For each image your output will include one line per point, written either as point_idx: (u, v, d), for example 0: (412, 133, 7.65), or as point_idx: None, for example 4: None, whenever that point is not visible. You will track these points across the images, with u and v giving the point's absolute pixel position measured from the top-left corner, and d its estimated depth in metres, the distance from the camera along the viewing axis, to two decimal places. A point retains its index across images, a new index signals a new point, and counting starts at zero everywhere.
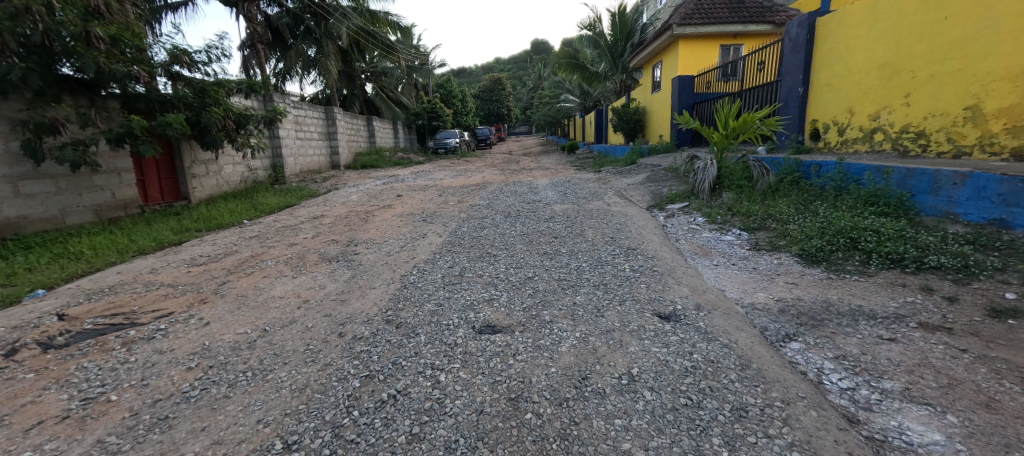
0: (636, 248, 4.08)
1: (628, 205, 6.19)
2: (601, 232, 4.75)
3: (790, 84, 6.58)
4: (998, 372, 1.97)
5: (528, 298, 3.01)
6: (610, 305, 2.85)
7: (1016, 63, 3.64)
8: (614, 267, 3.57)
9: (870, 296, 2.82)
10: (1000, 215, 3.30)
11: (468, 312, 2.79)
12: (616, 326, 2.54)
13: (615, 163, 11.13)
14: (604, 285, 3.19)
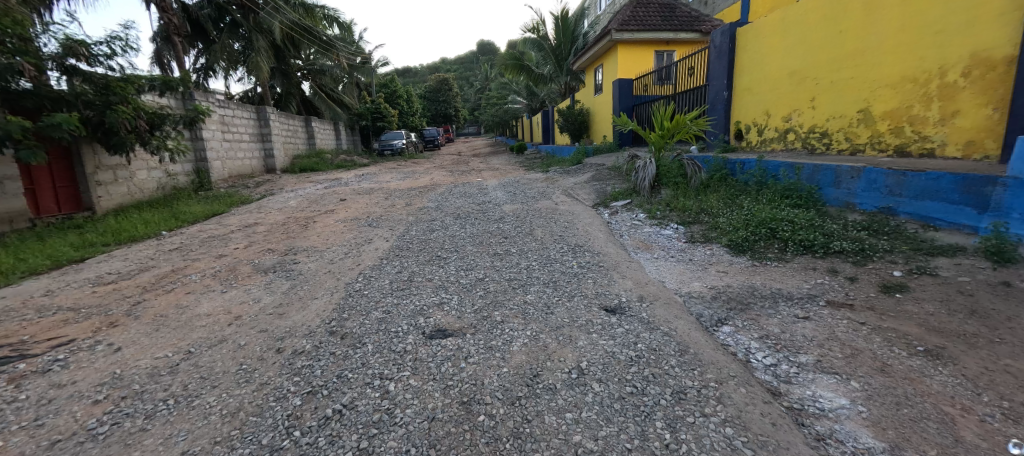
0: (584, 244, 4.21)
1: (575, 203, 6.37)
2: (549, 230, 4.85)
3: (716, 88, 7.10)
4: (890, 341, 2.26)
5: (479, 300, 3.01)
6: (559, 301, 2.92)
7: (897, 71, 4.18)
8: (563, 265, 3.66)
9: (788, 280, 3.12)
10: (888, 204, 3.80)
11: (417, 318, 2.74)
12: (565, 322, 2.61)
13: (561, 162, 11.40)
14: (553, 283, 3.27)
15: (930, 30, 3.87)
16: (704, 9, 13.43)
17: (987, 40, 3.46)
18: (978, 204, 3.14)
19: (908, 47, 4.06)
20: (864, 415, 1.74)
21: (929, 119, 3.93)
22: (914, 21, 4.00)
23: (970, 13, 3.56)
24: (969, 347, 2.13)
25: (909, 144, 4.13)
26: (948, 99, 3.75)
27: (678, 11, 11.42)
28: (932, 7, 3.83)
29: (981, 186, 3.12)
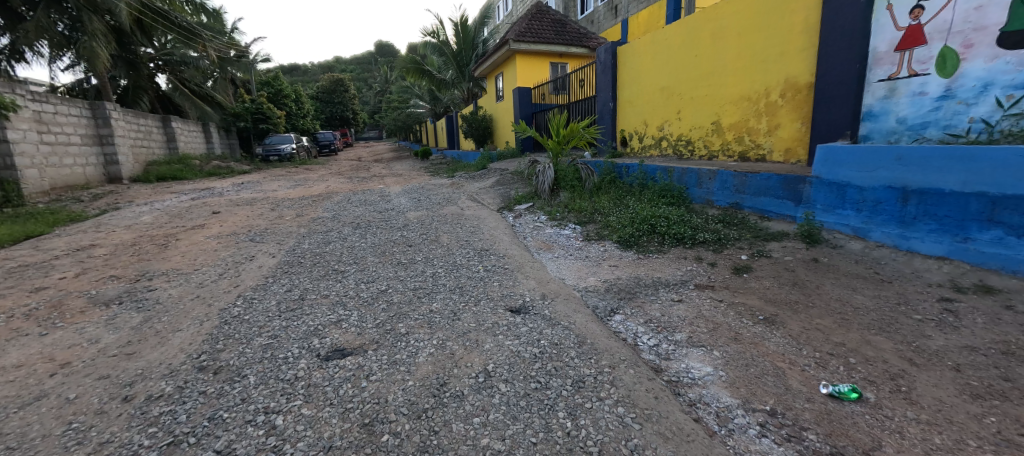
0: (489, 248, 4.28)
1: (480, 208, 6.45)
2: (455, 236, 4.83)
3: (603, 99, 7.75)
4: (742, 314, 2.68)
5: (382, 313, 2.87)
6: (465, 307, 2.92)
7: (737, 91, 5.02)
8: (469, 270, 3.67)
9: (666, 268, 3.52)
10: (736, 200, 4.53)
11: (310, 340, 2.51)
12: (472, 327, 2.63)
13: (466, 168, 11.43)
14: (459, 289, 3.25)
15: (759, 57, 4.72)
16: (591, 26, 14.59)
17: (796, 68, 4.33)
18: (796, 199, 3.92)
19: (745, 71, 4.90)
20: (724, 379, 2.04)
21: (761, 130, 4.78)
22: (747, 49, 4.84)
23: (783, 46, 4.44)
24: (796, 313, 2.63)
25: (748, 151, 4.96)
26: (773, 115, 4.61)
27: (569, 27, 12.23)
28: (759, 40, 4.70)
29: (798, 184, 3.91)
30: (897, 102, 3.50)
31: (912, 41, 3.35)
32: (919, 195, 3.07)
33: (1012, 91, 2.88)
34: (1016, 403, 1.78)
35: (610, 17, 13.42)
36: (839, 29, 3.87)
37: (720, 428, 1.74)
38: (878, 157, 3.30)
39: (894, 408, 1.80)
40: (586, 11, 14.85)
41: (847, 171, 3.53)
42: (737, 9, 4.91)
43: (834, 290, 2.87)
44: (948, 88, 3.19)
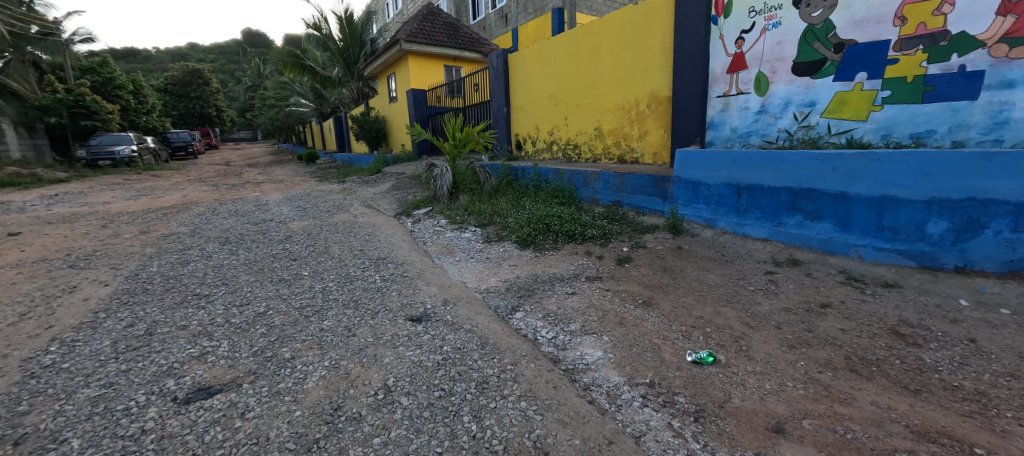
0: (386, 256, 4.13)
1: (375, 214, 6.17)
2: (347, 246, 4.55)
3: (497, 104, 7.96)
4: (625, 300, 3.02)
5: (262, 339, 2.59)
6: (362, 321, 2.78)
7: (614, 101, 5.58)
8: (364, 281, 3.50)
9: (561, 264, 3.78)
10: (617, 198, 5.04)
11: (163, 383, 2.15)
12: (369, 342, 2.51)
13: (359, 172, 10.80)
14: (354, 303, 3.08)
15: (630, 71, 5.31)
16: (483, 33, 14.88)
17: (658, 82, 4.97)
18: (663, 196, 4.53)
19: (619, 83, 5.47)
20: (612, 361, 2.28)
21: (634, 136, 5.39)
22: (620, 64, 5.42)
23: (647, 64, 5.06)
24: (666, 295, 3.04)
25: (625, 154, 5.55)
26: (643, 123, 5.23)
27: (461, 31, 12.29)
28: (629, 57, 5.29)
29: (664, 183, 4.50)
30: (730, 114, 4.28)
31: (737, 66, 4.17)
32: (748, 190, 3.84)
33: (802, 108, 3.72)
34: (817, 348, 2.31)
35: (500, 25, 13.84)
36: (688, 51, 4.56)
37: (610, 406, 1.93)
38: (720, 159, 4.02)
39: (739, 365, 2.20)
40: (477, 17, 15.09)
41: (698, 171, 4.20)
42: (610, 27, 5.47)
43: (694, 272, 3.38)
44: (763, 104, 4.00)
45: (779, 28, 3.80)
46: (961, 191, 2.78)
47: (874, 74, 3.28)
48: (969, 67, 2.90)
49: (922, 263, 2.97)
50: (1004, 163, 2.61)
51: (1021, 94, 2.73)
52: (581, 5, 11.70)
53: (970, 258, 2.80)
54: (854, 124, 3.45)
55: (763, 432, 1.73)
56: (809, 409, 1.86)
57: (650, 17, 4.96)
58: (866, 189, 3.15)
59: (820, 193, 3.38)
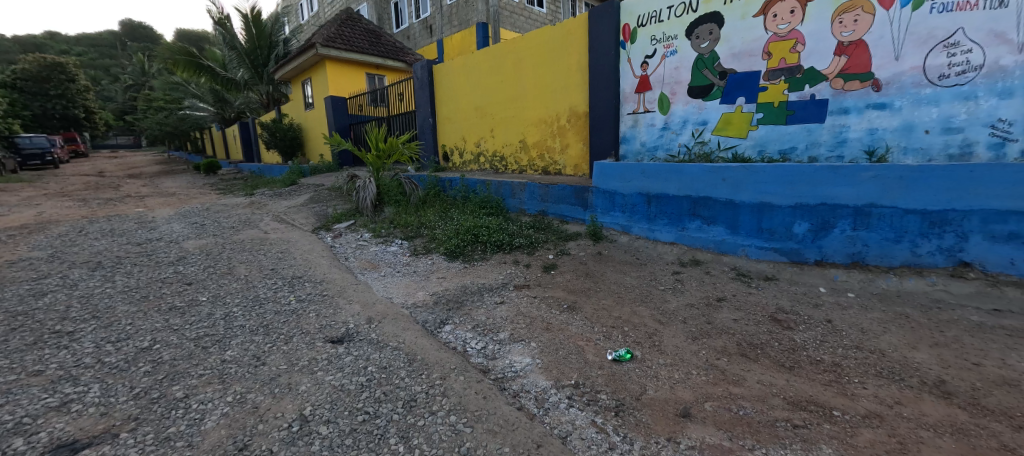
0: (302, 275, 3.87)
1: (289, 230, 5.75)
2: (255, 265, 4.19)
3: (422, 115, 7.86)
4: (551, 305, 3.15)
5: (145, 379, 2.29)
6: (273, 348, 2.59)
7: (537, 115, 5.82)
8: (276, 303, 3.25)
9: (489, 274, 3.84)
10: (542, 208, 5.24)
11: (11, 441, 1.80)
12: (282, 370, 2.35)
13: (270, 184, 9.98)
14: (264, 328, 2.85)
15: (550, 88, 5.59)
16: (407, 42, 14.64)
17: (576, 99, 5.29)
18: (584, 205, 4.81)
19: (541, 98, 5.73)
20: (539, 366, 2.36)
21: (556, 149, 5.66)
22: (541, 80, 5.68)
23: (566, 81, 5.36)
24: (588, 299, 3.22)
25: (549, 166, 5.79)
26: (564, 137, 5.52)
27: (383, 39, 11.98)
28: (549, 74, 5.56)
29: (585, 193, 4.79)
30: (640, 130, 4.69)
31: (644, 87, 4.61)
32: (656, 199, 4.22)
33: (697, 126, 4.23)
34: (716, 338, 2.61)
35: (425, 35, 13.75)
36: (601, 71, 4.93)
37: (538, 410, 2.00)
38: (631, 171, 4.38)
39: (652, 359, 2.41)
40: (400, 26, 14.84)
41: (614, 182, 4.53)
42: (531, 45, 5.73)
43: (613, 276, 3.64)
44: (666, 121, 4.46)
45: (676, 55, 4.30)
46: (817, 197, 3.38)
47: (751, 99, 3.87)
48: (817, 96, 3.56)
49: (792, 259, 3.52)
50: (845, 174, 3.25)
51: (853, 119, 3.43)
52: (505, 21, 12.06)
53: (825, 253, 3.39)
54: (737, 141, 4.00)
55: (673, 418, 1.91)
56: (710, 393, 2.09)
57: (567, 38, 5.28)
58: (749, 197, 3.66)
59: (714, 201, 3.84)
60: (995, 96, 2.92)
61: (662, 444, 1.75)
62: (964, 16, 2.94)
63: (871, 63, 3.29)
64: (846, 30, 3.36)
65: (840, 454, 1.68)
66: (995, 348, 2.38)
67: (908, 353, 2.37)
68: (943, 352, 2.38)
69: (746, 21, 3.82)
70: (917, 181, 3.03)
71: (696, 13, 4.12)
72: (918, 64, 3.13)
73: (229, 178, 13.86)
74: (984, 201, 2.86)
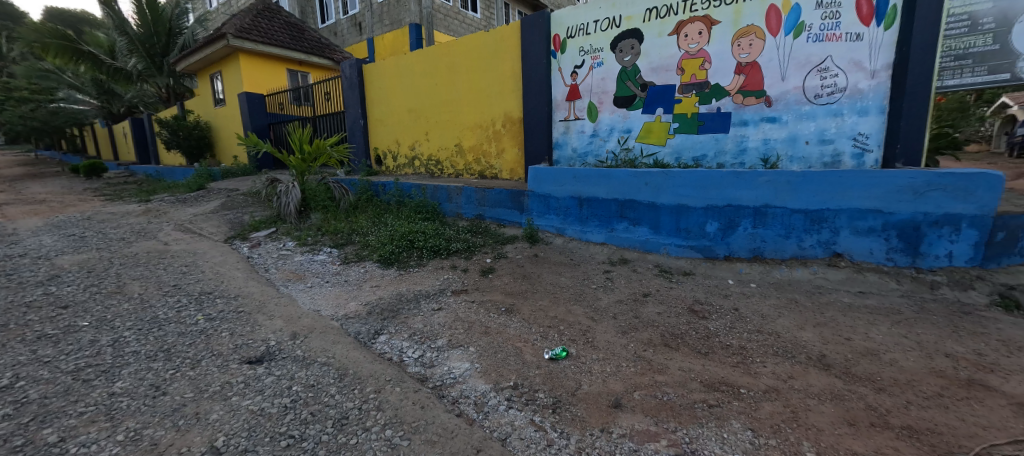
0: (212, 291, 3.51)
1: (196, 240, 5.15)
2: (154, 283, 3.73)
3: (351, 116, 7.50)
4: (489, 309, 3.18)
5: (6, 424, 1.91)
6: (177, 374, 2.32)
7: (472, 119, 5.85)
8: (180, 324, 2.92)
9: (426, 280, 3.78)
10: (479, 212, 5.27)
11: None
12: (189, 398, 2.10)
13: (173, 188, 8.94)
14: (164, 353, 2.55)
15: (485, 92, 5.64)
16: (333, 38, 13.93)
17: (511, 104, 5.39)
18: (520, 208, 4.92)
19: (476, 102, 5.76)
20: (478, 370, 2.37)
21: (492, 153, 5.72)
22: (476, 85, 5.71)
23: (500, 87, 5.46)
24: (525, 301, 3.30)
25: (485, 170, 5.84)
26: (499, 141, 5.60)
27: (307, 35, 11.27)
28: (483, 79, 5.62)
29: (520, 197, 4.89)
30: (571, 136, 4.91)
31: (574, 95, 4.83)
32: (588, 201, 4.43)
33: (623, 134, 4.52)
34: (643, 331, 2.81)
35: (353, 32, 13.19)
36: (534, 78, 5.07)
37: (478, 414, 2.00)
38: (564, 175, 4.56)
39: (586, 355, 2.54)
40: (325, 21, 14.08)
41: (548, 186, 4.69)
42: (465, 50, 5.74)
43: (548, 277, 3.76)
44: (595, 129, 4.71)
45: (602, 67, 4.56)
46: (724, 199, 3.77)
47: (668, 110, 4.22)
48: (723, 109, 3.98)
49: (705, 255, 3.89)
50: (746, 178, 3.68)
51: (751, 130, 3.89)
52: (438, 23, 11.95)
53: (732, 249, 3.81)
54: (657, 148, 4.34)
55: (606, 409, 2.03)
56: (638, 383, 2.24)
57: (500, 44, 5.36)
58: (669, 199, 3.98)
59: (639, 203, 4.12)
60: (855, 113, 3.55)
61: (597, 435, 1.86)
62: (832, 46, 3.52)
63: (764, 82, 3.78)
64: (744, 52, 3.81)
65: (747, 427, 1.90)
66: (862, 325, 2.83)
67: (798, 334, 2.74)
68: (824, 330, 2.78)
69: (662, 38, 4.16)
70: (801, 185, 3.53)
71: (619, 28, 4.41)
72: (799, 84, 3.66)
73: (118, 182, 12.17)
74: (850, 201, 3.42)
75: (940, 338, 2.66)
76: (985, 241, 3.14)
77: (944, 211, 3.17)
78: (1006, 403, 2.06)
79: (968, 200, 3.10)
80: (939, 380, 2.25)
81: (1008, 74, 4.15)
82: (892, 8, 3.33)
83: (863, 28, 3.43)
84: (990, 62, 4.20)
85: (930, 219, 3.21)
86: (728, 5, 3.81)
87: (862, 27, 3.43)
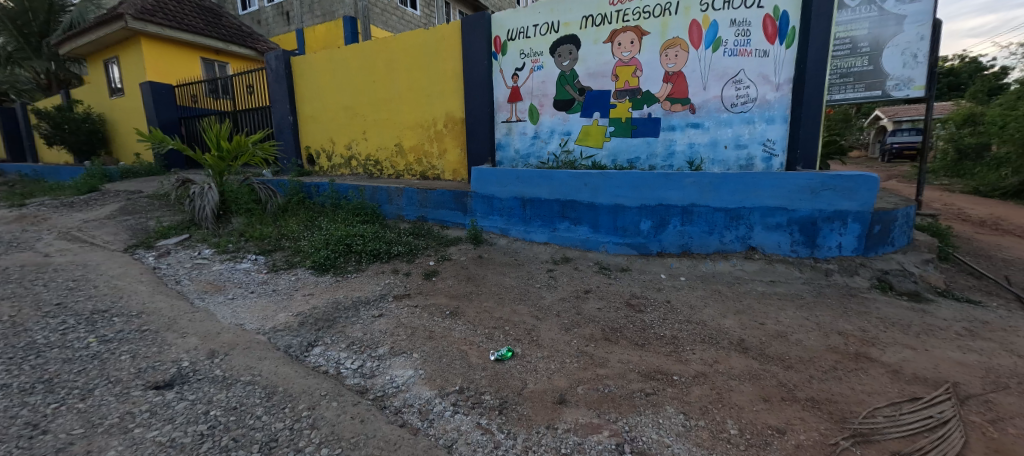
0: (108, 309, 2.91)
1: (87, 250, 4.33)
2: (29, 300, 3.02)
3: (278, 112, 6.99)
4: (433, 313, 3.13)
5: None
6: (58, 408, 1.87)
7: (412, 118, 5.72)
8: (64, 351, 2.36)
9: (365, 286, 3.63)
10: (421, 214, 5.18)
11: None
12: (75, 435, 1.70)
13: (58, 188, 7.75)
14: (43, 385, 2.04)
15: (426, 92, 5.54)
16: (258, 28, 12.93)
17: (453, 104, 5.34)
18: (463, 209, 4.89)
19: (416, 102, 5.64)
20: (422, 376, 2.32)
21: (434, 153, 5.64)
22: (416, 83, 5.59)
23: (440, 87, 5.39)
24: (470, 303, 3.29)
25: (427, 171, 5.74)
26: (440, 142, 5.53)
27: (223, 22, 10.38)
28: (422, 78, 5.52)
29: (463, 198, 4.87)
30: (513, 138, 4.97)
31: (515, 97, 4.89)
32: (530, 202, 4.50)
33: (563, 136, 4.65)
34: (585, 327, 2.91)
35: (281, 23, 12.35)
36: (475, 79, 5.04)
37: (422, 423, 1.96)
38: (507, 175, 4.59)
39: (531, 353, 2.58)
40: (248, 9, 13.03)
41: (491, 187, 4.70)
42: (403, 47, 5.58)
43: (493, 278, 3.78)
44: (536, 131, 4.80)
45: (542, 70, 4.65)
46: (656, 199, 4.00)
47: (604, 114, 4.40)
48: (653, 115, 4.21)
49: (640, 251, 4.11)
50: (675, 180, 3.93)
51: (678, 134, 4.16)
52: (375, 19, 11.55)
53: (664, 245, 4.05)
54: (595, 151, 4.51)
55: (551, 406, 2.08)
56: (581, 378, 2.32)
57: (440, 43, 5.28)
58: (606, 199, 4.15)
59: (579, 203, 4.26)
60: (765, 121, 3.92)
61: (543, 432, 1.89)
62: (745, 60, 3.87)
63: (688, 91, 4.06)
64: (671, 62, 4.06)
65: (680, 411, 2.03)
66: (774, 310, 3.15)
67: (721, 321, 2.98)
68: (743, 317, 3.05)
69: (597, 45, 4.32)
70: (721, 186, 3.83)
71: (557, 33, 4.51)
72: (718, 94, 3.98)
73: None
74: (763, 200, 3.77)
75: (835, 318, 3.04)
76: (865, 233, 3.67)
77: (835, 207, 3.63)
78: (885, 371, 2.40)
79: (853, 198, 3.58)
80: (834, 355, 2.56)
81: (880, 91, 4.74)
82: (792, 29, 3.74)
83: (769, 45, 3.81)
84: (867, 80, 4.77)
85: (825, 215, 3.66)
86: (656, 17, 4.05)
87: (768, 45, 3.81)
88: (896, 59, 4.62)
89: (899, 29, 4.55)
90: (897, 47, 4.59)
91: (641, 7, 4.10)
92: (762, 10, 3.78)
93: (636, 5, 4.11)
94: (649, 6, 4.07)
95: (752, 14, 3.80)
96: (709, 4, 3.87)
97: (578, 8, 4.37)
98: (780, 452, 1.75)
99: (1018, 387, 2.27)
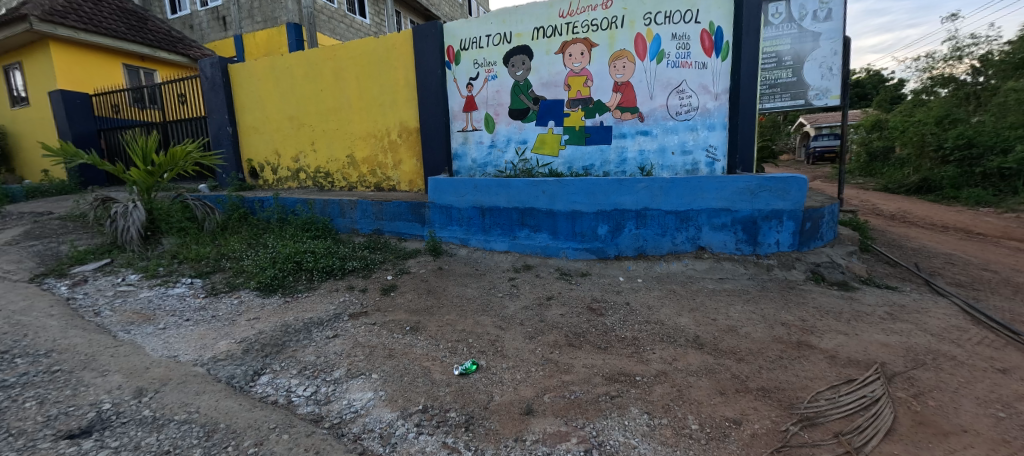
0: (7, 350, 2.54)
1: None
2: None
3: (215, 123, 6.51)
4: (392, 330, 3.01)
5: None
6: None
7: (364, 128, 5.53)
8: None
9: (317, 306, 3.41)
10: (377, 226, 5.01)
11: None
12: None
13: None
14: None
15: (377, 101, 5.38)
16: (190, 33, 12.08)
17: (406, 114, 5.23)
18: (421, 220, 4.79)
19: (368, 112, 5.47)
20: (383, 398, 2.21)
21: (388, 164, 5.48)
22: (366, 93, 5.42)
23: (392, 96, 5.27)
24: (431, 318, 3.19)
25: (381, 182, 5.57)
26: (395, 152, 5.40)
27: (150, 26, 9.60)
28: (372, 88, 5.37)
29: (421, 208, 4.78)
30: (470, 147, 4.93)
31: (470, 106, 4.86)
32: (489, 211, 4.48)
33: (519, 145, 4.68)
34: (549, 334, 2.91)
35: (217, 29, 11.62)
36: (428, 88, 4.97)
37: (384, 448, 1.85)
38: (464, 185, 4.56)
39: (496, 365, 2.54)
40: (179, 13, 12.15)
41: (449, 196, 4.65)
42: (352, 55, 5.40)
43: (454, 289, 3.71)
44: (493, 139, 4.80)
45: (496, 80, 4.67)
46: (610, 204, 4.11)
47: (559, 123, 4.48)
48: (605, 123, 4.35)
49: (599, 256, 4.19)
50: (627, 185, 4.06)
51: (628, 141, 4.31)
52: (322, 26, 11.14)
53: (620, 249, 4.16)
54: (551, 159, 4.58)
55: (518, 417, 2.04)
56: (546, 386, 2.31)
57: (391, 51, 5.16)
58: (563, 206, 4.21)
59: (538, 210, 4.30)
60: (706, 129, 4.16)
61: (510, 446, 1.84)
62: (686, 71, 4.09)
63: (637, 101, 4.23)
64: (619, 73, 4.22)
65: (644, 411, 2.06)
66: (723, 305, 3.32)
67: (677, 319, 3.09)
68: (697, 314, 3.17)
69: (549, 56, 4.40)
70: (670, 190, 4.01)
71: (510, 44, 4.55)
72: (664, 103, 4.18)
73: None
74: (708, 202, 3.98)
75: (778, 310, 3.24)
76: (799, 229, 3.96)
77: (771, 207, 3.90)
78: (824, 356, 2.58)
79: (786, 198, 3.87)
80: (780, 345, 2.72)
81: (804, 100, 5.18)
82: (726, 43, 4.01)
83: (707, 58, 4.06)
84: (792, 90, 5.20)
85: (763, 214, 3.92)
86: (604, 30, 4.20)
87: (706, 58, 4.06)
88: (815, 71, 5.06)
89: (816, 45, 5.00)
90: (816, 61, 5.04)
91: (589, 20, 4.23)
92: (699, 25, 4.02)
93: (585, 18, 4.24)
94: (596, 19, 4.21)
95: (690, 29, 4.03)
96: (651, 18, 4.07)
97: (529, 19, 4.43)
98: (738, 443, 1.82)
99: (933, 362, 2.52)
